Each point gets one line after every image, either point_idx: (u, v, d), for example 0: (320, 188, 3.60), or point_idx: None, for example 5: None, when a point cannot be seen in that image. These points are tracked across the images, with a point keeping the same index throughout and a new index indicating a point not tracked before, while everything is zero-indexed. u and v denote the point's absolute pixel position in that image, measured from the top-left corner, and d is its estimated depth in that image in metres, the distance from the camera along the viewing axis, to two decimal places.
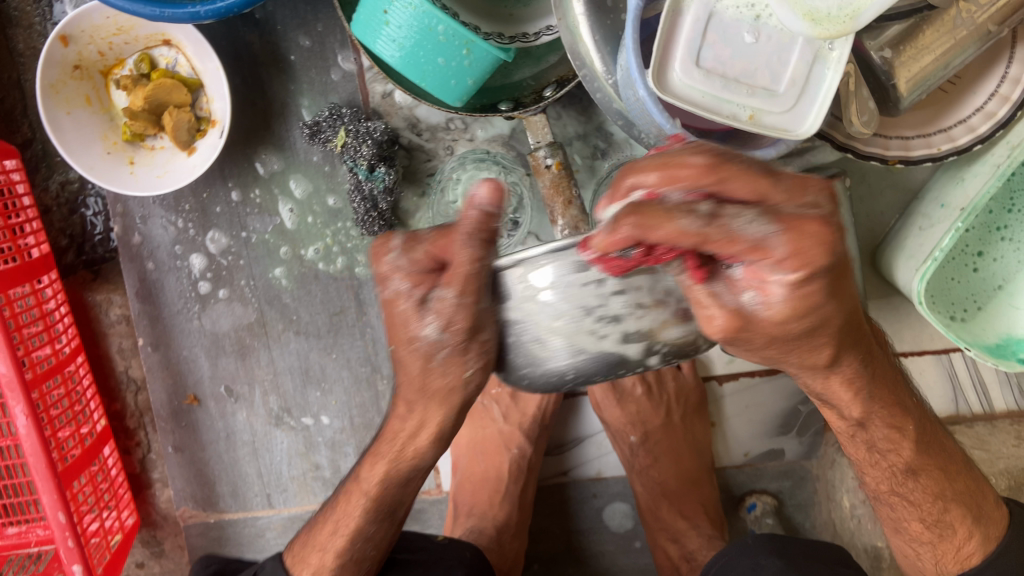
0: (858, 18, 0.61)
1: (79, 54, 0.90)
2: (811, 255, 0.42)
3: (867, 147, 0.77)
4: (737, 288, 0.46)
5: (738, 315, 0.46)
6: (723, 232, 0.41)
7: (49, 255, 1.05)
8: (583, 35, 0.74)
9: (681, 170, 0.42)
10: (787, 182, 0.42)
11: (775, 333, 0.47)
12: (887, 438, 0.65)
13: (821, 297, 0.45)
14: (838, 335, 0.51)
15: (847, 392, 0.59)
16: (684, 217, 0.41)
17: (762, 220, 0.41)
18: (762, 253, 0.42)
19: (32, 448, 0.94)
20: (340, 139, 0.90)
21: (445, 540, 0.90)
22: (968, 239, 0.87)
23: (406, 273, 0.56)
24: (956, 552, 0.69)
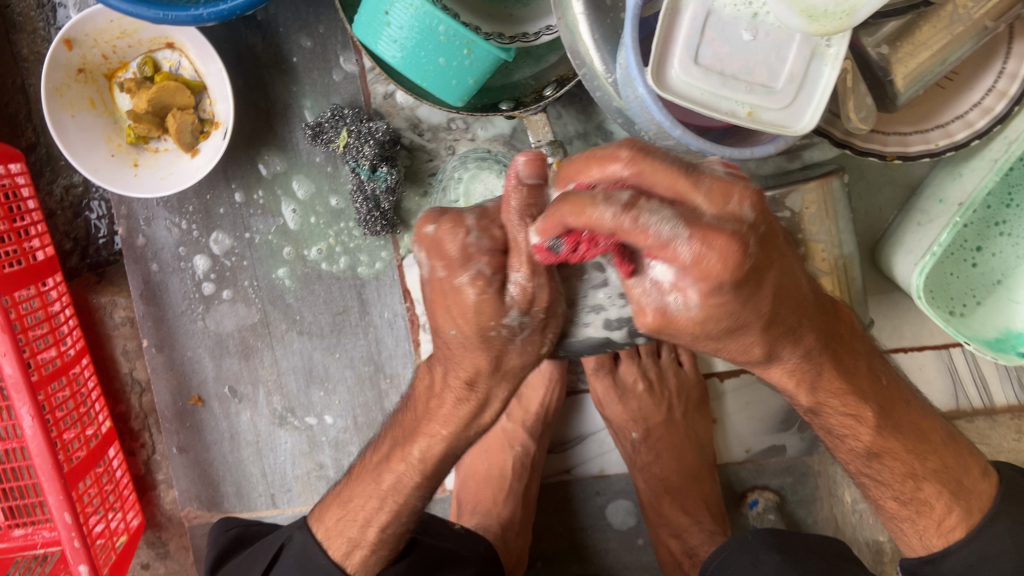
0: (855, 14, 0.62)
1: (84, 57, 0.91)
2: (713, 265, 0.43)
3: (866, 144, 0.78)
4: (662, 286, 0.47)
5: (663, 314, 0.48)
6: (636, 222, 0.42)
7: (53, 257, 1.05)
8: (582, 34, 0.75)
9: (611, 160, 0.46)
10: (709, 186, 0.45)
11: (697, 334, 0.50)
12: (843, 423, 0.66)
13: (734, 304, 0.47)
14: (767, 335, 0.53)
15: (789, 380, 0.60)
16: (603, 207, 0.43)
17: (678, 225, 0.43)
18: (671, 255, 0.43)
19: (38, 449, 0.95)
20: (342, 139, 0.91)
21: (462, 531, 0.91)
22: (967, 235, 0.88)
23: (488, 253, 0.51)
24: (936, 527, 0.70)
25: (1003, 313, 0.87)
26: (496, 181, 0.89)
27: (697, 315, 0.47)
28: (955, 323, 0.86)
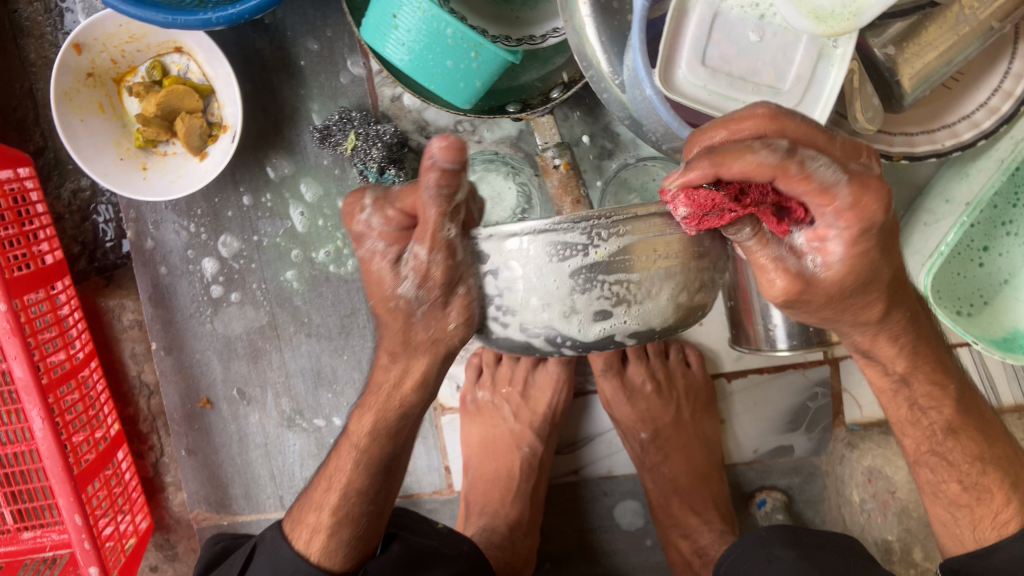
0: (861, 15, 0.62)
1: (92, 62, 0.92)
2: (870, 205, 0.48)
3: (873, 143, 0.77)
4: (800, 244, 0.52)
5: (799, 277, 0.54)
6: (800, 168, 0.45)
7: (62, 261, 1.06)
8: (589, 36, 0.75)
9: (743, 125, 0.48)
10: (842, 143, 0.49)
11: (832, 294, 0.56)
12: (930, 395, 0.68)
13: (873, 256, 0.52)
14: (889, 293, 0.59)
15: (892, 350, 0.65)
16: (762, 150, 0.45)
17: (837, 168, 0.46)
18: (828, 199, 0.47)
19: (48, 451, 0.95)
20: (350, 142, 0.91)
21: (446, 530, 0.92)
22: (974, 235, 0.88)
23: (379, 230, 0.58)
24: (992, 519, 0.68)
25: (1011, 312, 0.87)
26: (503, 182, 0.91)
27: (829, 271, 0.53)
28: (963, 323, 0.86)
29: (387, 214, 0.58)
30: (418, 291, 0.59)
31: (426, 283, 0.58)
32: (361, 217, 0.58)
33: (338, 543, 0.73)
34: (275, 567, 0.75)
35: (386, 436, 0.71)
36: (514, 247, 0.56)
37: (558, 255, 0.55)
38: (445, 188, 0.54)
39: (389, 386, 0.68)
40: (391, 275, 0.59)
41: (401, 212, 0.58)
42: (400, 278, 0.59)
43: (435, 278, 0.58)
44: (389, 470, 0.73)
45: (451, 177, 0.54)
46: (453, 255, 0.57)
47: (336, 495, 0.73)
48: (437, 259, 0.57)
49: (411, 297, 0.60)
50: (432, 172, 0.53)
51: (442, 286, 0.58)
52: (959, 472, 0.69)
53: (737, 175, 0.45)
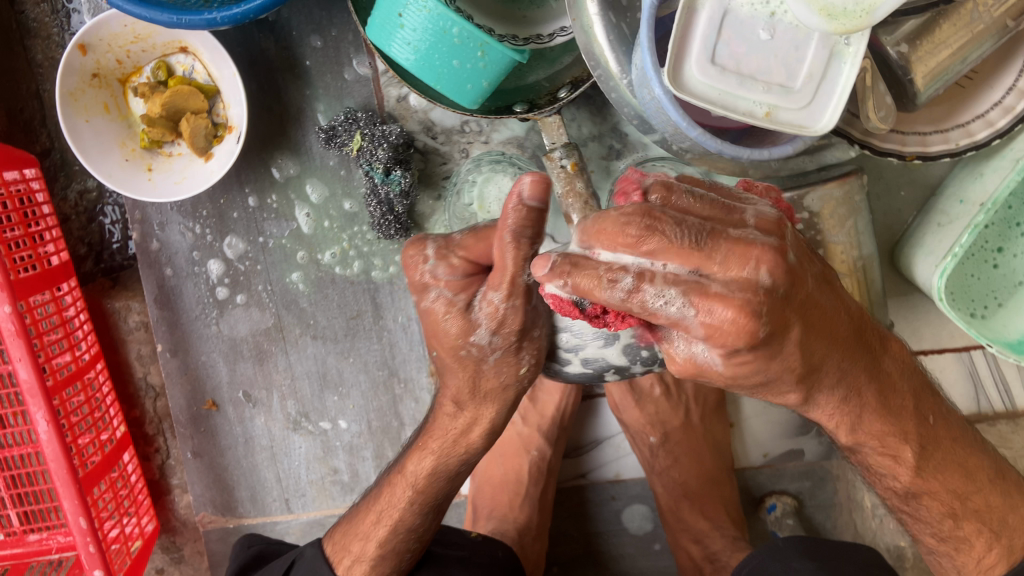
0: (874, 12, 0.61)
1: (98, 62, 0.91)
2: (725, 336, 0.46)
3: (885, 144, 0.77)
4: (687, 340, 0.49)
5: (693, 363, 0.49)
6: (642, 306, 0.46)
7: (68, 262, 1.06)
8: (597, 35, 0.74)
9: (623, 238, 0.46)
10: (722, 251, 0.46)
11: (730, 380, 0.50)
12: (881, 456, 0.63)
13: (762, 363, 0.49)
14: (804, 384, 0.54)
15: (829, 420, 0.60)
16: (609, 288, 0.46)
17: (682, 302, 0.45)
18: (685, 327, 0.46)
19: (53, 454, 0.94)
20: (355, 143, 0.90)
21: (479, 538, 0.90)
22: (988, 236, 0.86)
23: (446, 280, 0.60)
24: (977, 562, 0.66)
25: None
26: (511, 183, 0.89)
27: (725, 369, 0.49)
28: (976, 326, 0.85)
29: (452, 262, 0.60)
30: (490, 338, 0.61)
31: (500, 328, 0.60)
32: (423, 267, 0.60)
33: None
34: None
35: (444, 478, 0.70)
36: (558, 291, 0.49)
37: (579, 300, 0.50)
38: (527, 227, 0.54)
39: (454, 433, 0.68)
40: (463, 322, 0.60)
41: (465, 259, 0.60)
42: (473, 326, 0.60)
43: (510, 323, 0.60)
44: (438, 508, 0.73)
45: (534, 215, 0.54)
46: (527, 299, 0.59)
47: (385, 530, 0.73)
48: (513, 304, 0.59)
49: (483, 344, 0.61)
50: (515, 209, 0.53)
51: (516, 331, 0.61)
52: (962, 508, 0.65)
53: (586, 291, 0.47)
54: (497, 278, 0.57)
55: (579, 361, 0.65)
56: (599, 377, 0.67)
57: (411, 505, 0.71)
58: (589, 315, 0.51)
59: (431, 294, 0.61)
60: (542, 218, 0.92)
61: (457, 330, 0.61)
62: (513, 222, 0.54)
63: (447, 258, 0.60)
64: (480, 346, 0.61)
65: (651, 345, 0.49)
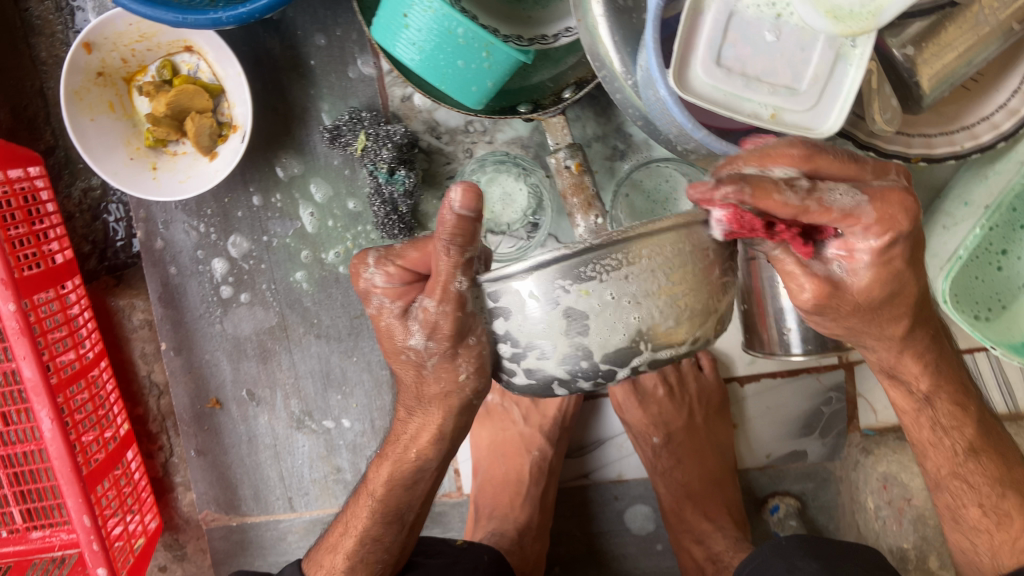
0: (881, 15, 0.61)
1: (102, 61, 0.91)
2: (896, 221, 0.51)
3: (890, 145, 0.75)
4: (827, 258, 0.55)
5: (825, 281, 0.56)
6: (820, 203, 0.49)
7: (72, 261, 1.06)
8: (602, 36, 0.74)
9: (788, 156, 0.50)
10: (870, 165, 0.52)
11: (859, 302, 0.58)
12: (952, 415, 0.68)
13: (900, 266, 0.55)
14: (915, 310, 0.60)
15: (915, 367, 0.66)
16: (787, 193, 0.47)
17: (855, 194, 0.50)
18: (854, 219, 0.51)
19: (57, 452, 0.94)
20: (360, 143, 0.90)
21: (463, 544, 0.90)
22: (993, 238, 0.84)
23: (384, 287, 0.60)
24: (1011, 544, 0.67)
25: None
26: (514, 185, 0.93)
27: (859, 281, 0.56)
28: (981, 328, 0.85)
29: (389, 270, 0.59)
30: (426, 343, 0.59)
31: (434, 334, 0.58)
32: (365, 275, 0.60)
33: None
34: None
35: (403, 486, 0.69)
36: (512, 293, 0.53)
37: (551, 301, 0.52)
38: (459, 235, 0.51)
39: (406, 438, 0.68)
40: (401, 328, 0.60)
41: (401, 268, 0.59)
42: (409, 331, 0.60)
43: (443, 330, 0.57)
44: (402, 522, 0.72)
45: (465, 224, 0.51)
46: (461, 306, 0.56)
47: (353, 541, 0.73)
48: (445, 311, 0.56)
49: (420, 349, 0.60)
50: (449, 218, 0.50)
51: (450, 337, 0.58)
52: (979, 495, 0.69)
53: (763, 210, 0.48)
54: (433, 284, 0.55)
55: (522, 372, 0.58)
56: (546, 390, 0.59)
57: (372, 515, 0.71)
58: (531, 340, 0.55)
59: (374, 301, 0.61)
60: (546, 217, 0.93)
61: (399, 334, 0.61)
62: (446, 232, 0.51)
63: (387, 265, 0.59)
64: (419, 353, 0.61)
65: (579, 357, 0.55)
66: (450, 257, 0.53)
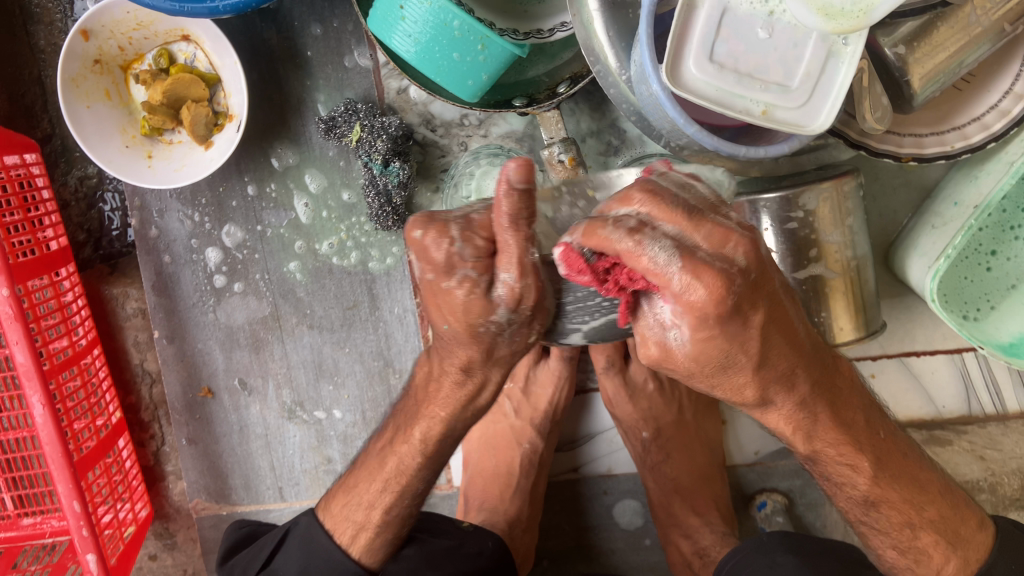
0: (871, 13, 0.62)
1: (100, 49, 0.92)
2: (703, 304, 0.45)
3: (881, 145, 0.77)
4: (660, 320, 0.49)
5: (664, 346, 0.50)
6: (635, 252, 0.44)
7: (67, 248, 1.06)
8: (597, 31, 0.75)
9: (630, 196, 0.47)
10: (708, 230, 0.46)
11: (692, 369, 0.51)
12: (842, 471, 0.63)
13: (724, 344, 0.49)
14: (763, 375, 0.53)
15: (786, 425, 0.59)
16: (613, 231, 0.45)
17: (671, 256, 0.44)
18: (664, 282, 0.45)
19: (48, 438, 0.95)
20: (355, 134, 0.91)
21: (469, 527, 0.90)
22: (982, 239, 0.86)
23: (472, 261, 0.50)
24: (936, 575, 0.67)
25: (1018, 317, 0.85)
26: None
27: (693, 351, 0.49)
28: (969, 328, 0.85)
29: (476, 242, 0.50)
30: (510, 316, 0.53)
31: (520, 306, 0.52)
32: (437, 249, 0.50)
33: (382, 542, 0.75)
34: (310, 558, 0.77)
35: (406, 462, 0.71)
36: None
37: None
38: (518, 209, 0.49)
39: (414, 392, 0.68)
40: (482, 304, 0.52)
41: (487, 238, 0.51)
42: (493, 307, 0.52)
43: (530, 300, 0.52)
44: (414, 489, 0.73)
45: (525, 199, 0.49)
46: (539, 275, 0.52)
47: (391, 497, 0.72)
48: (529, 283, 0.51)
49: (503, 322, 0.53)
50: (509, 193, 0.48)
51: (532, 305, 0.53)
52: (891, 538, 0.67)
53: (597, 249, 0.46)
54: (506, 256, 0.50)
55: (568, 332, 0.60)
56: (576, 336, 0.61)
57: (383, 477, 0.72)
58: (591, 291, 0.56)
59: (455, 274, 0.50)
60: None
61: (477, 311, 0.52)
62: (508, 208, 0.48)
63: (472, 236, 0.50)
64: (500, 326, 0.54)
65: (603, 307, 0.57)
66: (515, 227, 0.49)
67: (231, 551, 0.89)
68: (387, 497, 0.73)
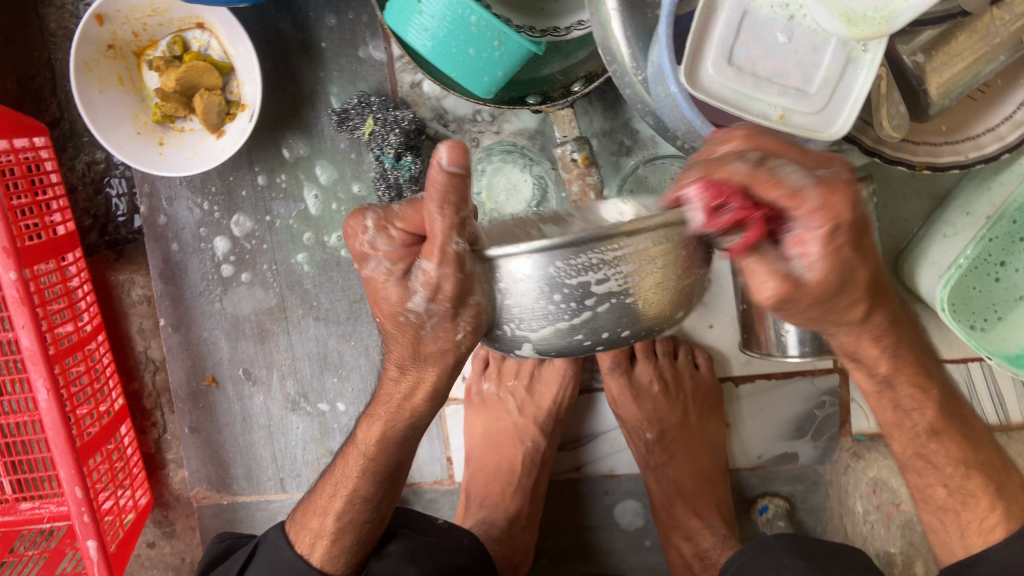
0: (894, 20, 0.60)
1: (114, 34, 0.92)
2: (840, 209, 0.42)
3: (896, 153, 0.76)
4: (796, 240, 0.44)
5: (787, 280, 0.45)
6: (769, 174, 0.42)
7: (73, 233, 1.06)
8: (614, 30, 0.75)
9: (733, 133, 0.47)
10: (815, 154, 0.45)
11: (818, 296, 0.47)
12: (912, 397, 0.63)
13: (849, 253, 0.45)
14: (872, 293, 0.51)
15: (873, 351, 0.58)
16: (735, 162, 0.42)
17: (802, 172, 0.42)
18: (797, 205, 0.42)
19: (51, 422, 0.94)
20: (368, 127, 0.91)
21: (445, 524, 0.90)
22: (992, 249, 0.85)
23: (384, 251, 0.54)
24: (978, 524, 0.66)
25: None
26: (520, 175, 0.93)
27: (818, 274, 0.45)
28: (977, 338, 0.85)
29: (390, 233, 0.53)
30: (427, 305, 0.55)
31: (436, 297, 0.54)
32: (363, 238, 0.54)
33: (341, 548, 0.75)
34: (275, 566, 0.77)
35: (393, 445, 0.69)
36: (517, 266, 0.54)
37: (547, 276, 0.54)
38: (449, 204, 0.48)
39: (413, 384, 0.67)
40: (398, 290, 0.55)
41: (406, 231, 0.53)
42: (411, 294, 0.55)
43: (447, 291, 0.53)
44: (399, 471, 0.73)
45: (459, 182, 0.47)
46: (461, 266, 0.52)
47: (341, 502, 0.73)
48: (447, 273, 0.52)
49: (421, 311, 0.56)
50: (437, 179, 0.46)
51: (453, 299, 0.54)
52: (944, 476, 0.67)
53: (719, 185, 0.42)
54: (430, 246, 0.51)
55: (529, 346, 0.60)
56: (543, 352, 0.60)
57: (365, 474, 0.71)
58: (534, 304, 0.56)
59: (369, 264, 0.55)
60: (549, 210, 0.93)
61: (396, 297, 0.56)
62: (435, 197, 0.48)
63: (387, 230, 0.53)
64: (421, 315, 0.56)
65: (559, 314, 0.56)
66: (442, 218, 0.49)
67: (210, 564, 0.89)
68: (338, 501, 0.73)
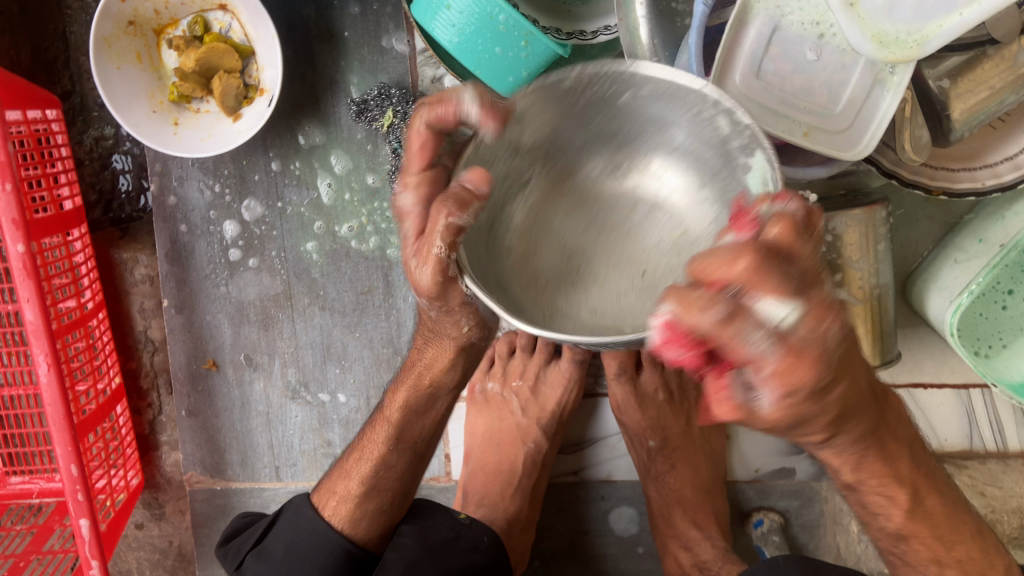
0: (926, 44, 0.60)
1: (135, 10, 0.91)
2: (799, 377, 0.39)
3: (913, 176, 0.78)
4: (747, 387, 0.41)
5: (742, 410, 0.41)
6: (735, 332, 0.38)
7: (80, 209, 1.05)
8: (641, 37, 0.74)
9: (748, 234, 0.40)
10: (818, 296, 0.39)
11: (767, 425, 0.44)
12: (881, 504, 0.60)
13: (811, 405, 0.43)
14: (839, 418, 0.48)
15: (835, 460, 0.55)
16: (710, 309, 0.38)
17: (773, 340, 0.38)
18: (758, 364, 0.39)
19: (51, 399, 0.93)
20: (387, 120, 0.94)
21: (467, 518, 0.87)
22: (1003, 277, 0.85)
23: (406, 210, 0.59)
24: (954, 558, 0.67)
25: None
26: None
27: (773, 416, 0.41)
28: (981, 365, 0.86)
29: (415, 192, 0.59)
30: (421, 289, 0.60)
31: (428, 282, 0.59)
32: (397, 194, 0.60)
33: (364, 512, 0.80)
34: (296, 530, 0.81)
35: (415, 413, 0.77)
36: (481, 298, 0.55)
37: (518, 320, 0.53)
38: (451, 201, 0.53)
39: None
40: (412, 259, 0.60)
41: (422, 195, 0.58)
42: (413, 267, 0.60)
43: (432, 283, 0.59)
44: None
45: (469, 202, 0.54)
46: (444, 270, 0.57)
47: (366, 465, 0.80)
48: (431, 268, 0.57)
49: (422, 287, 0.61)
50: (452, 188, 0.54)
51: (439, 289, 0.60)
52: None
53: (685, 324, 0.39)
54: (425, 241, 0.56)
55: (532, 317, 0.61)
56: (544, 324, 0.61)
57: (389, 442, 0.78)
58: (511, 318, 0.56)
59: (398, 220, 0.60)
60: None
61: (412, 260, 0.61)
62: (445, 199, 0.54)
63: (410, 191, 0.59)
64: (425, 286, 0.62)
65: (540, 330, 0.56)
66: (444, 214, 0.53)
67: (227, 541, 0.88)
68: (363, 465, 0.80)
